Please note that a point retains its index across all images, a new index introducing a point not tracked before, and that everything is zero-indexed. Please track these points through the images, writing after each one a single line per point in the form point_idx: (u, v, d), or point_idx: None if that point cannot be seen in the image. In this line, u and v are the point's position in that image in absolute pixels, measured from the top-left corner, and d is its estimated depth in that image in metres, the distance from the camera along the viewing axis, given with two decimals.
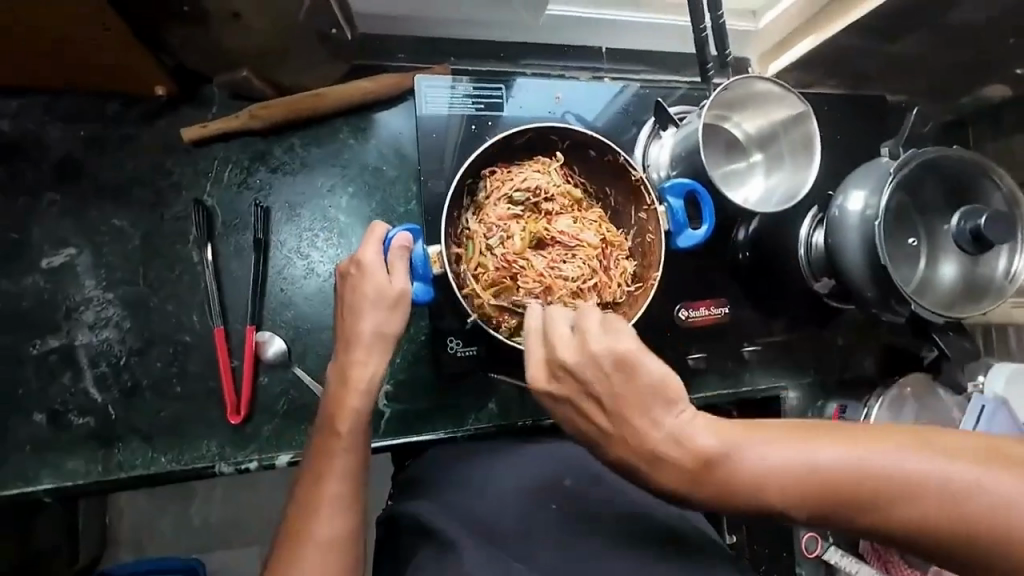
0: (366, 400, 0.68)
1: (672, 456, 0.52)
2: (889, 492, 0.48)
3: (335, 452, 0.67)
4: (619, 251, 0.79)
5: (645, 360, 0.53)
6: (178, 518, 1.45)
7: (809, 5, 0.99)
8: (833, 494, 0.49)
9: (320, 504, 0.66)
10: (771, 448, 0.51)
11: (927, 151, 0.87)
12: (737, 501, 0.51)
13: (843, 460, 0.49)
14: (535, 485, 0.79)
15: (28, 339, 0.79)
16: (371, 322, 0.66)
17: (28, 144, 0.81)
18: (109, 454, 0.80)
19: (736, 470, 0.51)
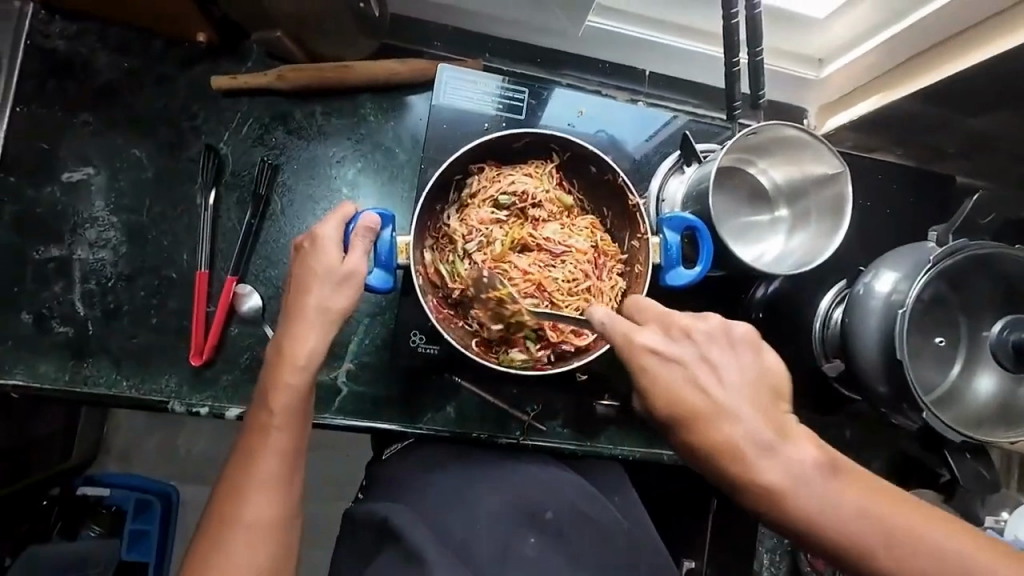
0: (303, 376, 0.68)
1: (752, 458, 0.57)
2: (906, 554, 0.54)
3: (269, 430, 0.67)
4: (611, 259, 0.79)
5: (757, 353, 0.61)
6: (164, 443, 1.46)
7: (882, 60, 0.90)
8: (874, 542, 0.55)
9: (249, 483, 0.65)
10: (836, 481, 0.56)
11: (980, 245, 0.75)
12: (791, 518, 0.56)
13: (892, 516, 0.55)
14: (517, 511, 0.77)
15: (36, 243, 0.85)
16: (315, 297, 0.68)
17: (77, 65, 0.87)
18: (78, 366, 0.83)
19: (794, 485, 0.56)
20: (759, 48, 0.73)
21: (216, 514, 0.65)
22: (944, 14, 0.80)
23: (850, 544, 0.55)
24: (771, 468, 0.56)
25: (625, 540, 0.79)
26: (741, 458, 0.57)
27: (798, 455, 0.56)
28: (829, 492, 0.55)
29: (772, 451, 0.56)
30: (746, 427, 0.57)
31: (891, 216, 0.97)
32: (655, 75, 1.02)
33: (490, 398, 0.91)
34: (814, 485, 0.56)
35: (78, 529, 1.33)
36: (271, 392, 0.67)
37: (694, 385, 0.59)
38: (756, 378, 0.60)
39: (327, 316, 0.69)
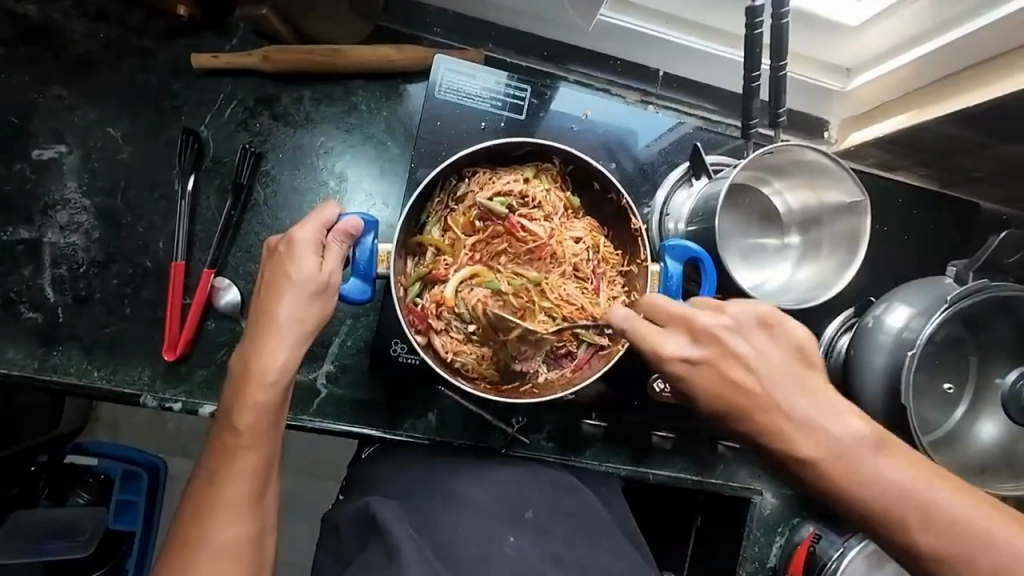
0: (274, 391, 0.65)
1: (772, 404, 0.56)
2: (933, 527, 0.52)
3: (237, 450, 0.64)
4: (609, 269, 0.75)
5: (789, 323, 0.59)
6: (151, 420, 1.44)
7: (912, 76, 0.83)
8: (860, 482, 0.54)
9: (215, 506, 0.63)
10: (883, 461, 0.54)
11: (1002, 287, 0.70)
12: (808, 464, 0.55)
13: (885, 464, 0.54)
14: (498, 509, 0.75)
15: (4, 222, 0.81)
16: (287, 307, 0.65)
17: (50, 34, 0.82)
18: (47, 354, 0.80)
19: (804, 438, 0.55)
20: (784, 61, 0.67)
21: (183, 535, 0.63)
22: (997, 30, 0.72)
23: (855, 487, 0.54)
24: (821, 445, 0.55)
25: (618, 542, 0.77)
26: (788, 438, 0.56)
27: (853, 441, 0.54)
28: (890, 479, 0.54)
29: (771, 399, 0.56)
30: (791, 417, 0.56)
31: (908, 242, 0.92)
32: (668, 75, 0.95)
33: (470, 405, 0.87)
34: (872, 470, 0.54)
35: (66, 496, 1.32)
36: (239, 408, 0.64)
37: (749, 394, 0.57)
38: (795, 364, 0.58)
39: (299, 326, 0.66)
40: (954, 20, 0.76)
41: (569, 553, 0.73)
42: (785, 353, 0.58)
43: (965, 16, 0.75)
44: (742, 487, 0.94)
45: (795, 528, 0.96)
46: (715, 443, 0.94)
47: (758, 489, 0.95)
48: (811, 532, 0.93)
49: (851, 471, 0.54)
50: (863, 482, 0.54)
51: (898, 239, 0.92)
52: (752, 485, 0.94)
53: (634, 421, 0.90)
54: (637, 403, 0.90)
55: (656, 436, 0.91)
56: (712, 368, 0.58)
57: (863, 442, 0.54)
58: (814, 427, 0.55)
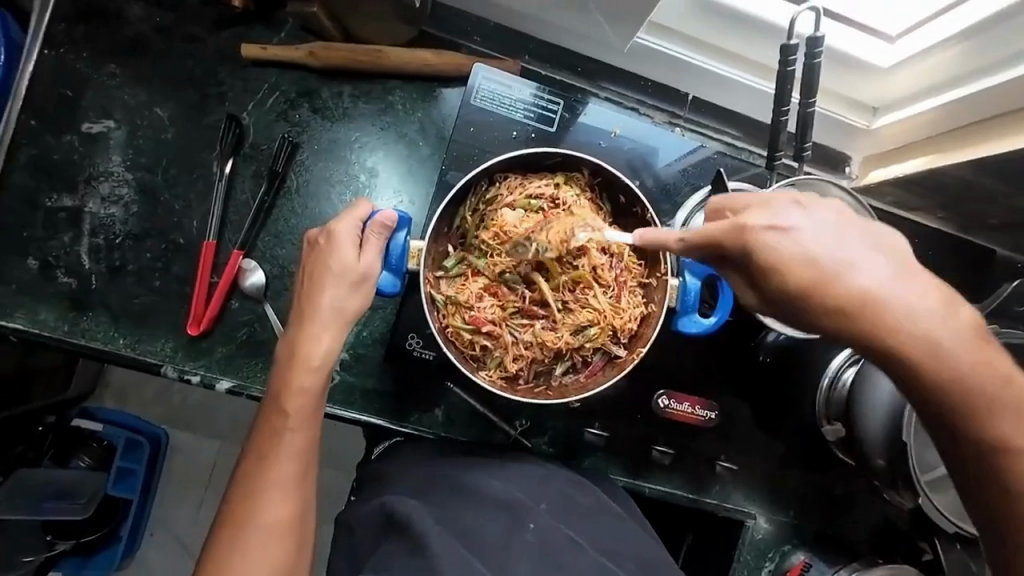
0: (318, 377, 0.67)
1: (786, 262, 0.52)
2: (976, 400, 0.52)
3: (284, 431, 0.67)
4: (632, 278, 0.76)
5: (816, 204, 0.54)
6: (160, 391, 1.47)
7: (937, 123, 0.85)
8: (924, 350, 0.52)
9: (264, 486, 0.65)
10: (943, 316, 0.52)
11: (1013, 334, 0.72)
12: (857, 320, 0.52)
13: (952, 338, 0.51)
14: (514, 500, 0.75)
15: (48, 190, 0.84)
16: (331, 296, 0.67)
17: (109, 14, 0.86)
18: (78, 318, 0.83)
19: (857, 290, 0.51)
20: (812, 99, 0.69)
21: (234, 512, 0.65)
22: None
23: (902, 347, 0.52)
24: (894, 313, 0.51)
25: (635, 539, 0.78)
26: (846, 295, 0.51)
27: (950, 332, 0.52)
28: (946, 340, 0.51)
29: (800, 247, 0.52)
30: (869, 287, 0.51)
31: None
32: (697, 100, 0.98)
33: (478, 405, 0.89)
34: (960, 361, 0.52)
35: (68, 458, 1.35)
36: (287, 393, 0.67)
37: (862, 282, 0.51)
38: (790, 205, 0.54)
39: (342, 315, 0.68)
40: (986, 69, 0.76)
41: (589, 538, 0.75)
42: (794, 205, 0.54)
43: (998, 66, 0.75)
44: (735, 509, 0.95)
45: (785, 555, 0.97)
46: (713, 462, 0.95)
47: (752, 513, 0.96)
48: (801, 561, 0.94)
49: (894, 329, 0.51)
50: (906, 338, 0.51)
51: None
52: (746, 509, 0.95)
53: (635, 434, 0.92)
54: (640, 416, 0.91)
55: (655, 450, 0.93)
56: (776, 246, 0.52)
57: (900, 292, 0.51)
58: (901, 292, 0.51)
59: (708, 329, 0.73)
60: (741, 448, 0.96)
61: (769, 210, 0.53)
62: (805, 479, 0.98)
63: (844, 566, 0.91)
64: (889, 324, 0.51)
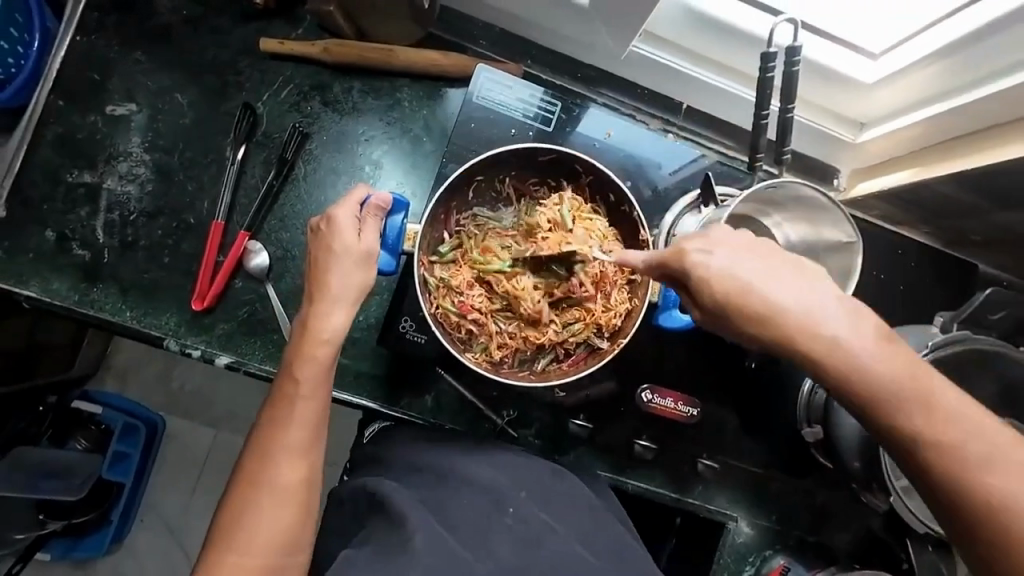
0: (330, 349, 0.71)
1: (745, 292, 0.59)
2: (932, 434, 0.55)
3: (294, 399, 0.70)
4: (618, 276, 0.76)
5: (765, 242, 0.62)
6: (160, 374, 1.50)
7: (918, 138, 0.88)
8: (882, 385, 0.56)
9: (276, 450, 0.69)
10: (891, 355, 0.57)
11: (981, 340, 0.75)
12: (808, 352, 0.58)
13: (904, 376, 0.56)
14: (492, 486, 0.77)
15: (71, 166, 0.89)
16: (339, 275, 0.70)
17: (140, 6, 0.92)
18: (88, 289, 0.87)
19: (819, 329, 0.57)
20: (792, 105, 0.72)
21: (245, 475, 0.68)
22: (998, 102, 0.76)
23: (863, 385, 0.57)
24: (840, 332, 0.57)
25: (617, 536, 0.79)
26: (801, 326, 0.58)
27: (890, 370, 0.56)
28: (891, 372, 0.56)
29: (760, 276, 0.59)
30: (821, 318, 0.57)
31: (904, 292, 0.96)
32: (692, 110, 1.02)
33: (467, 392, 0.92)
34: (937, 392, 0.56)
35: (66, 440, 1.39)
36: (299, 362, 0.70)
37: (806, 309, 0.58)
38: (744, 244, 0.61)
39: (352, 293, 0.71)
40: (965, 86, 0.79)
41: (570, 525, 0.77)
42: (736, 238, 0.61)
43: (977, 83, 0.78)
44: (718, 511, 0.96)
45: (765, 560, 0.97)
46: (695, 460, 0.97)
47: (733, 516, 0.97)
48: (780, 565, 0.94)
49: (856, 369, 0.57)
50: (860, 374, 0.57)
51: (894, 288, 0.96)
52: (728, 512, 0.96)
53: (619, 429, 0.94)
54: (624, 410, 0.93)
55: (638, 445, 0.94)
56: (725, 274, 0.59)
57: (840, 322, 0.57)
58: (845, 332, 0.57)
59: (688, 323, 0.76)
60: (723, 449, 0.98)
61: (702, 236, 0.61)
62: (787, 484, 1.00)
63: (822, 570, 0.92)
64: (841, 357, 0.57)
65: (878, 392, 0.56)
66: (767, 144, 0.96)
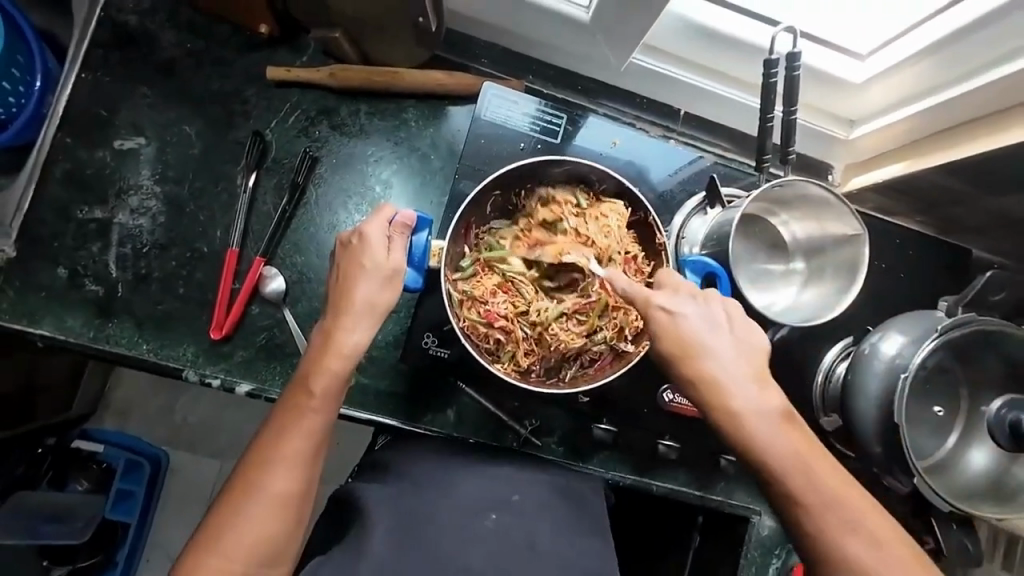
0: (346, 365, 0.71)
1: (704, 359, 0.67)
2: (810, 496, 0.63)
3: (305, 410, 0.70)
4: (638, 280, 0.80)
5: (749, 335, 0.69)
6: (164, 407, 1.48)
7: (906, 133, 0.92)
8: (780, 451, 0.64)
9: (274, 457, 0.68)
10: (796, 434, 0.65)
11: (987, 321, 0.77)
12: (728, 415, 0.66)
13: (804, 457, 0.64)
14: (483, 492, 0.80)
15: (81, 203, 0.89)
16: (365, 290, 0.71)
17: (144, 41, 0.93)
18: (103, 325, 0.86)
19: (744, 398, 0.66)
20: (794, 107, 0.76)
21: (242, 479, 0.68)
22: (984, 94, 0.80)
23: (756, 449, 0.65)
24: (758, 410, 0.65)
25: (597, 542, 0.80)
26: (726, 394, 0.66)
27: (812, 463, 0.64)
28: (791, 446, 0.64)
29: (715, 351, 0.67)
30: (754, 394, 0.66)
31: (906, 280, 0.99)
32: (689, 115, 1.05)
33: (489, 404, 0.92)
34: (825, 480, 0.63)
35: (65, 482, 1.36)
36: (314, 373, 0.70)
37: (740, 385, 0.66)
38: (727, 324, 0.68)
39: (374, 310, 0.72)
40: (951, 81, 0.84)
41: (546, 542, 0.77)
42: (720, 318, 0.68)
43: (961, 78, 0.82)
44: (742, 506, 0.98)
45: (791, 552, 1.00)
46: (718, 457, 0.98)
47: (757, 509, 0.99)
48: None
49: (760, 437, 0.64)
50: (762, 444, 0.65)
51: (896, 276, 0.99)
52: (751, 506, 0.98)
53: (641, 431, 0.95)
54: (646, 413, 0.94)
55: (662, 446, 0.96)
56: (693, 337, 0.67)
57: (770, 408, 0.65)
58: (769, 415, 0.65)
59: None
60: None
61: (699, 307, 0.68)
62: None
63: None
64: (752, 430, 0.65)
65: (777, 462, 0.64)
66: (774, 147, 1.00)
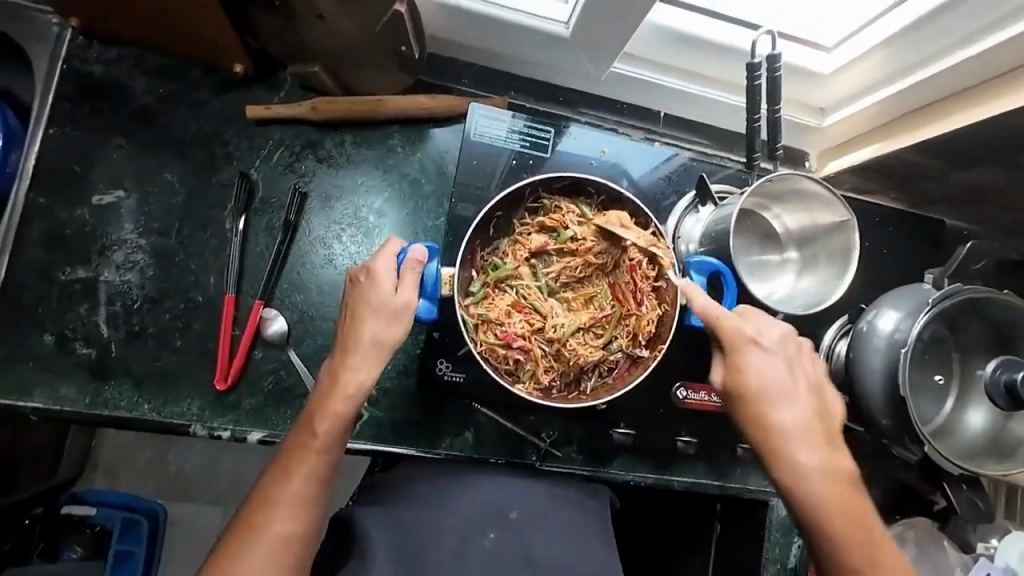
0: (352, 404, 0.70)
1: (745, 359, 0.74)
2: (813, 494, 0.69)
3: (309, 451, 0.68)
4: (645, 282, 0.80)
5: (783, 347, 0.75)
6: (158, 460, 1.42)
7: (874, 117, 0.97)
8: (797, 446, 0.71)
9: (273, 500, 0.66)
10: (818, 443, 0.71)
11: (973, 290, 0.81)
12: (753, 408, 0.73)
13: (814, 459, 0.70)
14: (478, 509, 0.77)
15: (62, 264, 0.85)
16: (370, 328, 0.71)
17: (113, 90, 0.89)
18: (99, 389, 0.83)
19: (779, 401, 0.73)
20: (777, 106, 0.79)
21: (242, 525, 0.65)
22: (945, 77, 0.85)
23: (781, 444, 0.71)
24: (788, 411, 0.72)
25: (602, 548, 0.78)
26: (758, 393, 0.73)
27: (822, 470, 0.70)
28: (807, 446, 0.71)
29: (760, 353, 0.74)
30: (788, 396, 0.73)
31: (888, 255, 1.03)
32: (669, 117, 1.07)
33: (506, 422, 0.92)
34: (832, 481, 0.70)
35: (58, 551, 1.26)
36: (319, 414, 0.69)
37: (773, 388, 0.73)
38: (788, 346, 0.75)
39: (381, 347, 0.71)
40: (913, 66, 0.88)
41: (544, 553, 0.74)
42: (764, 331, 0.76)
43: (922, 62, 0.87)
44: (759, 490, 1.00)
45: None
46: (734, 446, 1.00)
47: (774, 492, 1.01)
48: None
49: (783, 432, 0.72)
50: (783, 437, 0.71)
51: (879, 252, 1.03)
52: (769, 488, 1.00)
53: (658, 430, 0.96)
54: (661, 412, 0.96)
55: (680, 442, 0.97)
56: (735, 339, 0.74)
57: (798, 412, 0.72)
58: (797, 418, 0.72)
59: None
60: None
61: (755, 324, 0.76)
62: None
63: None
64: (780, 428, 0.72)
65: (802, 461, 0.70)
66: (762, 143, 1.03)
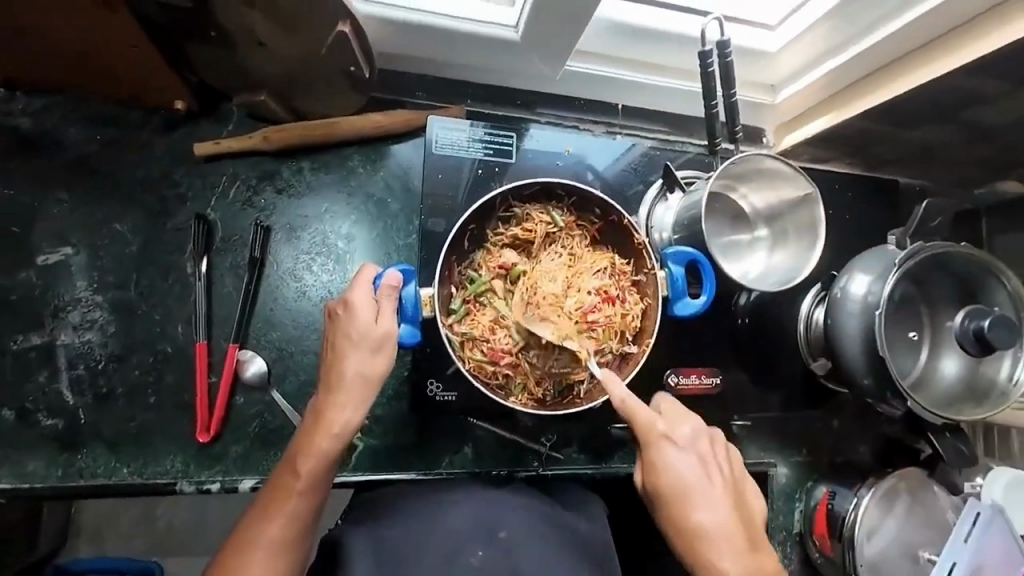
0: (336, 443, 0.68)
1: (649, 422, 0.76)
2: (712, 542, 0.72)
3: (292, 493, 0.66)
4: (624, 280, 0.82)
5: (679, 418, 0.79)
6: (144, 518, 1.35)
7: (821, 90, 1.00)
8: (695, 500, 0.73)
9: (251, 546, 0.63)
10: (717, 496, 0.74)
11: (931, 247, 0.85)
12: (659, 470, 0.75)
13: (712, 511, 0.73)
14: (466, 532, 0.76)
15: (13, 332, 0.80)
16: (354, 364, 0.69)
17: (46, 142, 0.84)
18: (71, 459, 0.78)
19: (674, 459, 0.75)
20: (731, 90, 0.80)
21: (219, 567, 0.64)
22: (885, 46, 0.87)
23: (681, 501, 0.74)
24: (687, 467, 0.75)
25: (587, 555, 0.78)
26: (661, 455, 0.75)
27: (721, 524, 0.73)
28: (704, 499, 0.74)
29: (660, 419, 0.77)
30: (685, 456, 0.75)
31: (852, 220, 1.07)
32: (627, 108, 1.08)
33: (503, 432, 0.91)
34: (732, 533, 0.73)
35: None
36: (302, 455, 0.67)
37: (673, 451, 0.75)
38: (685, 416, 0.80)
39: (366, 381, 0.69)
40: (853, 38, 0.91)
41: (533, 568, 0.74)
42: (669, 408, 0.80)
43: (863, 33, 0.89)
44: (757, 462, 1.02)
45: (811, 491, 1.04)
46: (729, 424, 1.02)
47: (771, 462, 1.04)
48: (825, 492, 1.01)
49: (685, 492, 0.74)
50: (684, 494, 0.74)
51: (843, 218, 1.07)
52: (766, 459, 1.02)
53: None
54: None
55: None
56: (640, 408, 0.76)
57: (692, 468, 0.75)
58: (693, 476, 0.75)
59: (703, 306, 0.80)
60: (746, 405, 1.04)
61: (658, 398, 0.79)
62: (807, 418, 1.07)
63: (863, 483, 0.99)
64: (677, 487, 0.74)
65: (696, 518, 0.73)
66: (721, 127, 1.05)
